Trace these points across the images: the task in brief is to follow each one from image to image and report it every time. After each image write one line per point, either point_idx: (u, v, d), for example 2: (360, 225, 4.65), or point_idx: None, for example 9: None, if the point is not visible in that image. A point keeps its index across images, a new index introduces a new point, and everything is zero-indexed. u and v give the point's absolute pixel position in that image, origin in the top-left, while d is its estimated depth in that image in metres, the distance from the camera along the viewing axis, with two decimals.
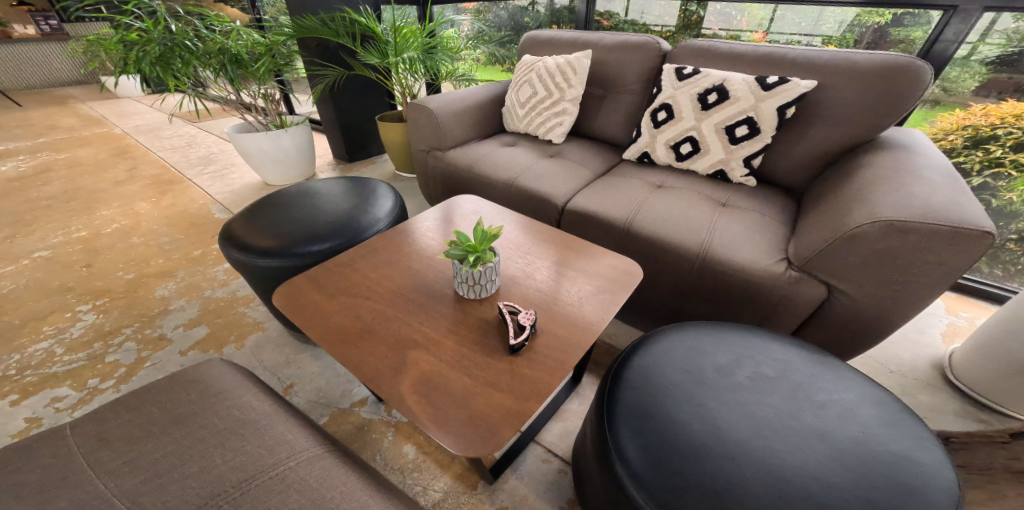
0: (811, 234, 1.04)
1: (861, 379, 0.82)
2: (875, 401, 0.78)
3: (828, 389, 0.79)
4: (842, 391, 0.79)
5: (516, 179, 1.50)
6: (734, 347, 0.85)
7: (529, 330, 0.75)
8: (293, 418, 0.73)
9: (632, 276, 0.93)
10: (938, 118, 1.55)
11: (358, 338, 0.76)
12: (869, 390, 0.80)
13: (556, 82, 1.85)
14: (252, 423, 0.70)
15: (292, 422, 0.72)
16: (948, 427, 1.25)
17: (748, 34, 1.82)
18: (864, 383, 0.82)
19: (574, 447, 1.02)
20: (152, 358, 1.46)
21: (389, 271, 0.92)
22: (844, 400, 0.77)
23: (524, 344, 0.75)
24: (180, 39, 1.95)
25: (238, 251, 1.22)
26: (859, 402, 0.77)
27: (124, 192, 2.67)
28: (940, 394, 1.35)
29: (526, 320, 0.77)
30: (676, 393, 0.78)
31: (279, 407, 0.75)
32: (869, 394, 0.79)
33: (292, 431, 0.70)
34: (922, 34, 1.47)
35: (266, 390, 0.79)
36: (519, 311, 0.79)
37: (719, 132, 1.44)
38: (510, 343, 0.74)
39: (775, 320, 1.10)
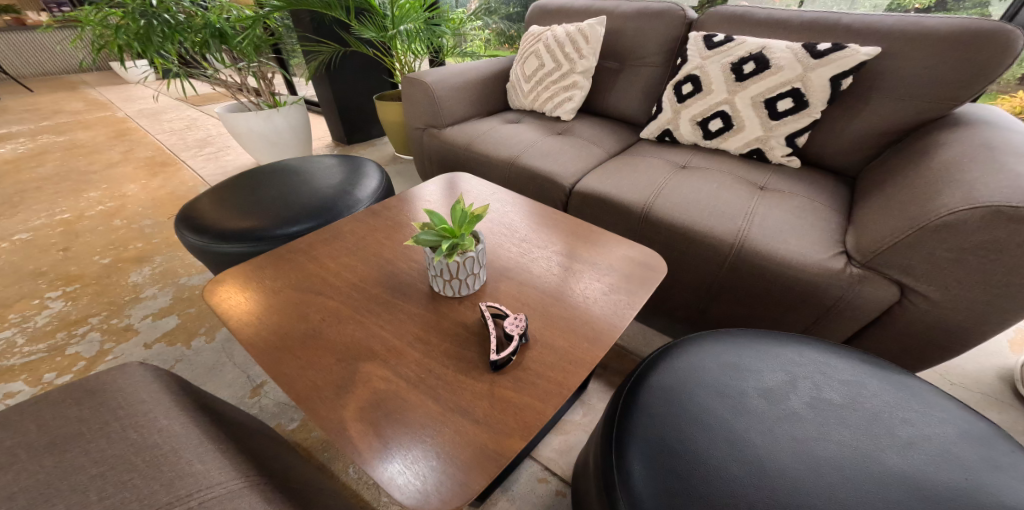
0: (881, 223, 0.84)
1: (955, 407, 0.62)
2: (981, 439, 0.58)
3: (915, 422, 0.59)
4: (935, 425, 0.59)
5: (518, 158, 1.31)
6: (785, 364, 0.66)
7: (516, 342, 0.57)
8: (213, 440, 0.57)
9: (655, 272, 0.74)
10: (998, 101, 1.34)
11: (298, 345, 0.59)
12: (970, 422, 0.60)
13: (567, 53, 1.64)
14: (157, 450, 0.54)
15: (208, 446, 0.56)
16: None
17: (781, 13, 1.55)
18: (962, 412, 0.62)
19: (574, 468, 0.85)
20: (115, 351, 1.33)
21: (350, 258, 0.74)
22: (937, 436, 0.58)
23: (511, 358, 0.57)
24: (159, 14, 1.79)
25: (194, 234, 1.04)
26: (960, 440, 0.58)
27: (114, 174, 2.55)
28: (1011, 411, 1.14)
29: (513, 328, 0.59)
30: (709, 423, 0.59)
31: (198, 428, 0.59)
32: (971, 429, 0.59)
33: (208, 458, 0.54)
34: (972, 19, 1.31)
35: (187, 403, 0.63)
36: (505, 316, 0.61)
37: (757, 106, 1.23)
38: (491, 357, 0.57)
39: (826, 325, 0.91)
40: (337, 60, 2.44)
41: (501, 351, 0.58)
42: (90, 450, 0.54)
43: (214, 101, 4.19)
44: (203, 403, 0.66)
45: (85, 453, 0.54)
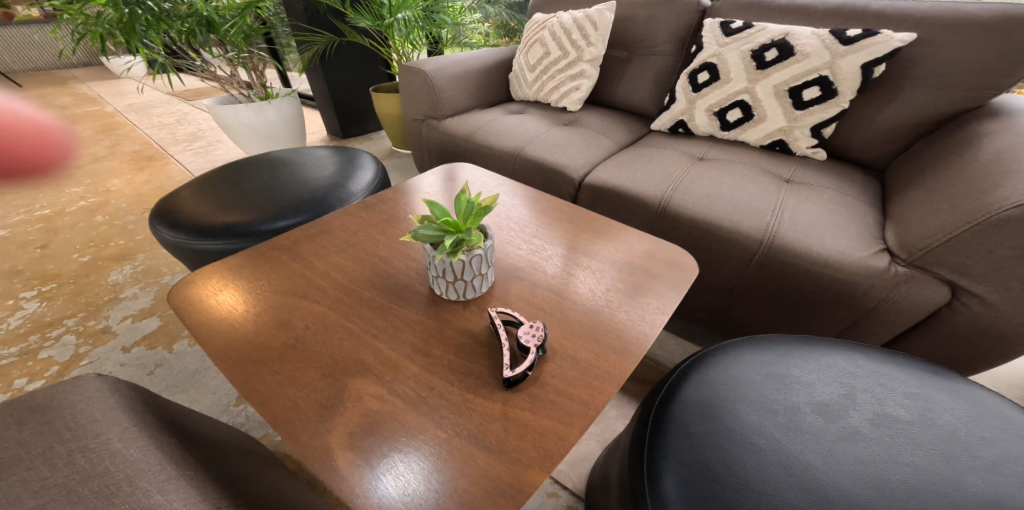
0: (929, 217, 0.77)
1: None
2: None
3: (994, 441, 0.52)
4: (1016, 444, 0.52)
5: (523, 150, 1.23)
6: (839, 375, 0.58)
7: (533, 355, 0.50)
8: (178, 466, 0.49)
9: (685, 271, 0.65)
10: None
11: (278, 358, 0.51)
12: None
13: (574, 42, 1.56)
14: (110, 479, 0.46)
15: (172, 473, 0.48)
16: None
17: None
18: None
19: (588, 481, 0.77)
20: (90, 355, 1.23)
21: (340, 256, 0.66)
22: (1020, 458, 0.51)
23: (527, 374, 0.49)
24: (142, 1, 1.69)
25: (171, 230, 0.95)
26: None
27: (98, 168, 2.45)
28: None
29: (528, 338, 0.51)
30: (760, 445, 0.52)
31: (162, 450, 0.51)
32: None
33: (171, 487, 0.46)
34: None
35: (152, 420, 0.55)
36: (520, 324, 0.53)
37: (780, 95, 1.15)
38: (505, 374, 0.49)
39: (863, 328, 0.83)
40: (332, 50, 2.35)
41: (515, 365, 0.50)
42: (31, 479, 0.46)
43: (206, 95, 4.08)
44: (171, 420, 0.57)
45: (24, 482, 0.45)
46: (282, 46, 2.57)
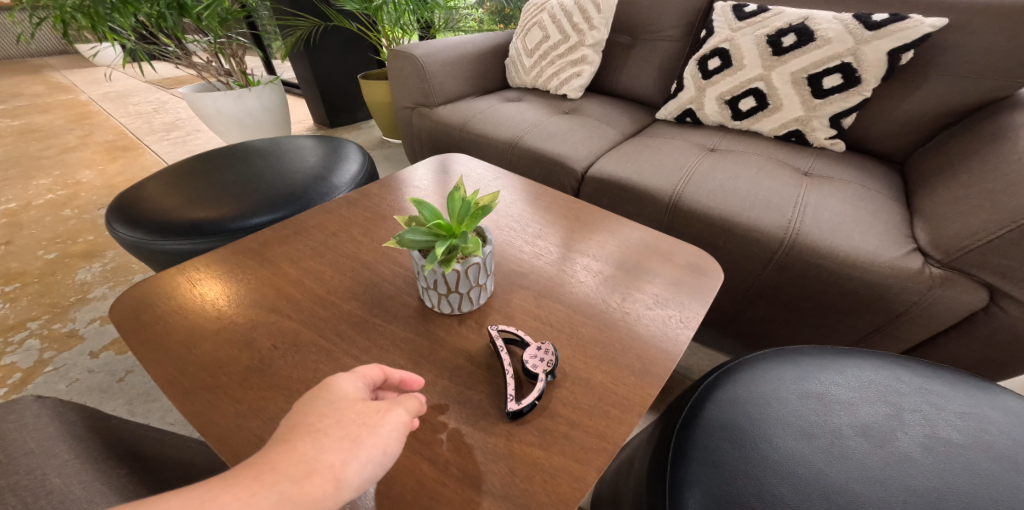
0: (967, 213, 0.70)
1: None
2: None
3: None
4: None
5: (521, 140, 1.15)
6: (883, 392, 0.52)
7: (542, 383, 0.44)
8: (116, 486, 0.41)
9: (708, 277, 0.59)
10: None
11: (239, 385, 0.43)
12: None
13: (575, 25, 1.48)
14: (30, 474, 0.38)
15: (106, 489, 0.39)
16: None
17: None
18: None
19: (588, 500, 0.71)
20: (55, 360, 1.15)
21: (318, 261, 0.58)
22: None
23: (535, 404, 0.43)
24: None
25: (130, 229, 0.86)
26: None
27: (70, 159, 2.33)
28: None
29: (535, 363, 0.45)
30: (797, 473, 0.45)
31: (95, 463, 0.42)
32: None
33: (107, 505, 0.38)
34: None
35: (94, 432, 0.47)
36: (527, 346, 0.47)
37: (798, 83, 1.10)
38: (511, 405, 0.43)
39: (889, 332, 0.77)
40: (318, 35, 2.23)
41: (519, 394, 0.44)
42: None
43: (187, 84, 3.92)
44: (121, 434, 0.50)
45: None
46: (262, 27, 2.42)
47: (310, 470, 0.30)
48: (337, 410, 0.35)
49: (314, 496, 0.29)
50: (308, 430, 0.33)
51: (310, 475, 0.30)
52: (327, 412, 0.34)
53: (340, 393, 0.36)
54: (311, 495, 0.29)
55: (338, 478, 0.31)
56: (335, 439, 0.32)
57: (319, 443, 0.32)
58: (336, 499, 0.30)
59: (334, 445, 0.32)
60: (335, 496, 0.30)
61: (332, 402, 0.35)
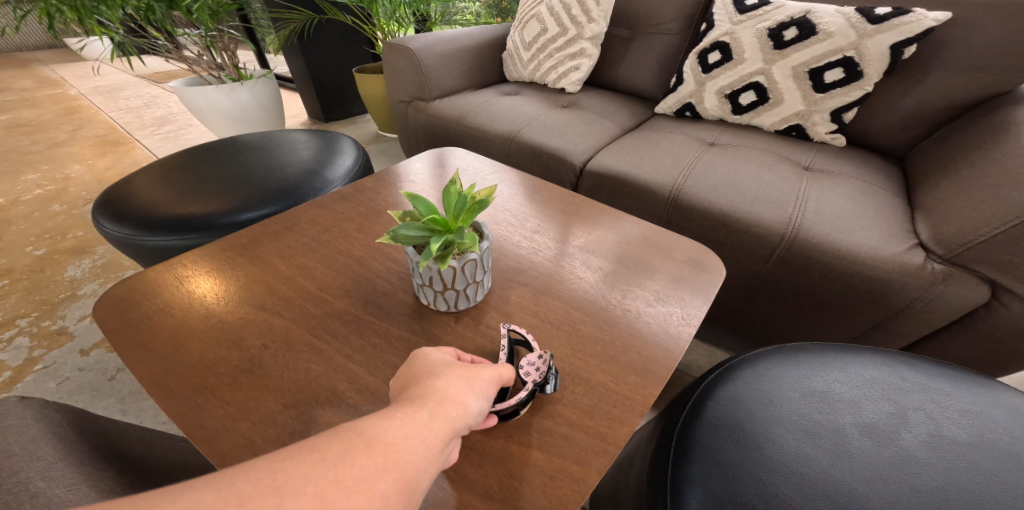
0: (971, 208, 0.70)
1: None
2: None
3: None
4: None
5: (519, 133, 1.13)
6: (886, 390, 0.51)
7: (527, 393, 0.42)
8: (102, 488, 0.39)
9: (711, 273, 0.57)
10: None
11: (227, 387, 0.42)
12: None
13: (574, 18, 1.46)
14: (13, 479, 0.36)
15: (91, 493, 0.38)
16: None
17: None
18: None
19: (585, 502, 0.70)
20: (45, 359, 1.13)
21: (309, 258, 0.56)
22: None
23: (516, 411, 0.41)
24: None
25: (117, 223, 0.84)
26: None
27: (58, 154, 2.30)
28: None
29: (528, 371, 0.43)
30: (801, 473, 0.44)
31: (80, 466, 0.41)
32: None
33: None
34: None
35: (78, 432, 0.45)
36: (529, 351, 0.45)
37: (799, 77, 1.13)
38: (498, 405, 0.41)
39: (889, 329, 0.76)
40: (312, 28, 2.21)
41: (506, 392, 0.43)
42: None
43: (178, 78, 3.87)
44: (106, 434, 0.48)
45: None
46: (253, 18, 2.37)
47: (443, 397, 0.35)
48: (443, 366, 0.39)
49: (451, 416, 0.34)
50: (428, 375, 0.37)
51: (445, 399, 0.35)
52: (435, 366, 0.39)
53: (436, 357, 0.40)
54: (450, 416, 0.34)
55: (464, 403, 0.36)
56: (453, 378, 0.37)
57: (441, 378, 0.37)
58: (467, 419, 0.35)
59: (454, 379, 0.36)
60: (465, 419, 0.35)
61: (435, 358, 0.39)
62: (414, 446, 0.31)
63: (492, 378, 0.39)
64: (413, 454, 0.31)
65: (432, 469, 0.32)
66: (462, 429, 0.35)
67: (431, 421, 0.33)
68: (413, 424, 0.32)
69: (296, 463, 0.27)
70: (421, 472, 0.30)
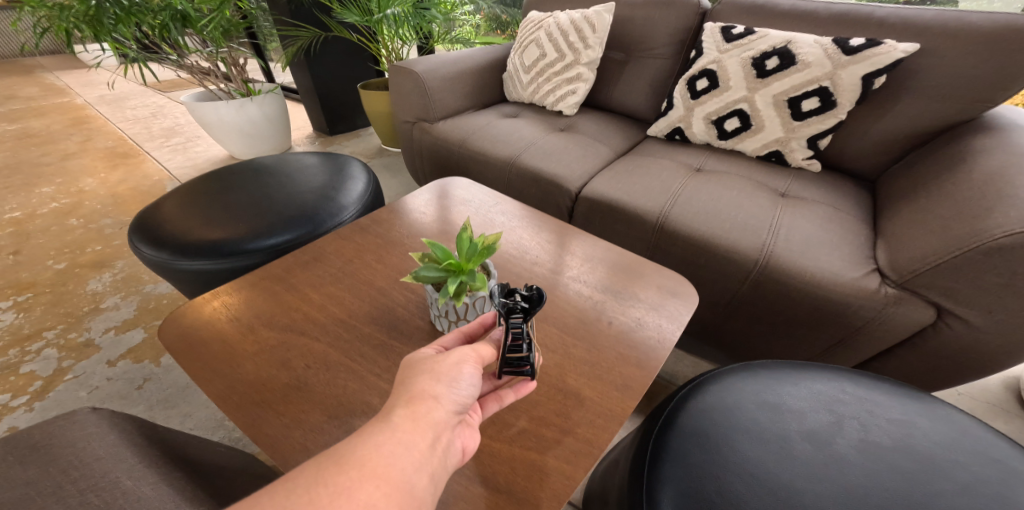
0: (920, 238, 0.79)
1: (1002, 442, 0.56)
2: None
3: (968, 465, 0.53)
4: (988, 469, 0.53)
5: (518, 159, 1.21)
6: (828, 402, 0.59)
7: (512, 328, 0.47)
8: (175, 486, 0.47)
9: (686, 300, 0.66)
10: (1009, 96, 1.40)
11: (281, 400, 0.50)
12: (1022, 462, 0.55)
13: (572, 43, 1.54)
14: (106, 478, 0.44)
15: (169, 488, 0.46)
16: None
17: None
18: (1013, 452, 0.56)
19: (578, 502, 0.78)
20: (74, 369, 1.20)
21: (336, 289, 0.64)
22: (997, 483, 0.52)
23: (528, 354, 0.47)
24: None
25: (153, 248, 0.92)
26: (1013, 482, 0.52)
27: (70, 166, 2.37)
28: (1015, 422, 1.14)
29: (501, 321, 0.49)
30: (750, 473, 0.52)
31: (153, 469, 0.49)
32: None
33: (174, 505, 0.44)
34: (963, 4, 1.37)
35: (146, 440, 0.54)
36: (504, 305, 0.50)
37: (779, 105, 1.22)
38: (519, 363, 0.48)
39: (852, 346, 0.85)
40: (318, 44, 2.30)
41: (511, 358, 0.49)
42: (8, 481, 0.43)
43: (183, 87, 3.96)
44: (166, 441, 0.57)
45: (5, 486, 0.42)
46: (261, 35, 2.47)
47: (410, 400, 0.40)
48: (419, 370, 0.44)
49: (419, 412, 0.39)
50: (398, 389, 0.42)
51: (411, 400, 0.39)
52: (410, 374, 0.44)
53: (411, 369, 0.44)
54: (416, 413, 0.39)
55: (431, 397, 0.40)
56: (418, 379, 0.41)
57: (413, 382, 0.42)
58: (435, 407, 0.40)
59: (417, 378, 0.41)
60: (436, 408, 0.40)
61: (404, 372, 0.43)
62: (386, 449, 0.36)
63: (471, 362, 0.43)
64: (386, 456, 0.36)
65: (421, 467, 0.37)
66: (438, 417, 0.39)
67: (399, 424, 0.38)
68: (382, 434, 0.37)
69: (269, 498, 0.32)
70: (403, 472, 0.35)
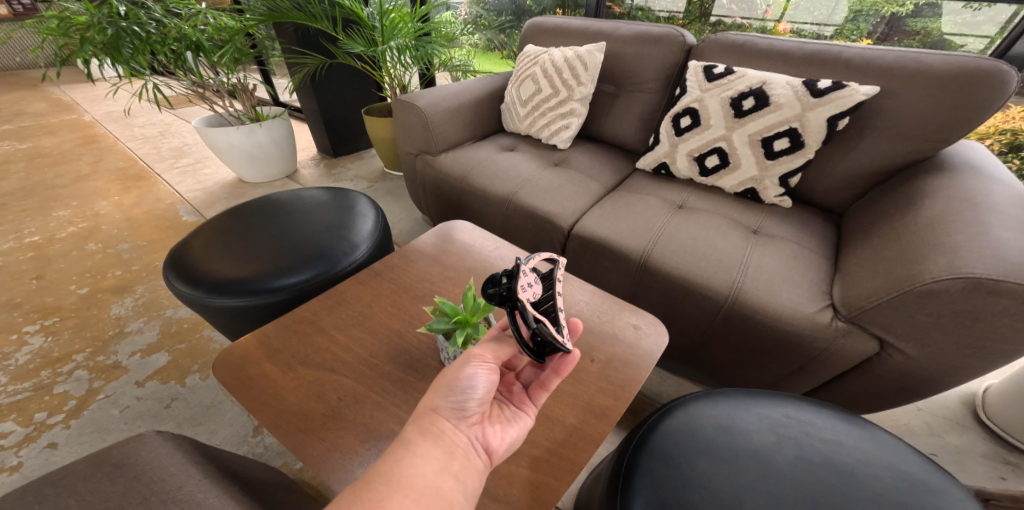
0: (867, 278, 0.90)
1: (915, 456, 0.67)
2: (935, 490, 0.63)
3: (883, 478, 0.64)
4: (899, 481, 0.64)
5: (516, 196, 1.33)
6: (774, 425, 0.70)
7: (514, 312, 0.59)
8: (236, 498, 0.59)
9: (658, 338, 0.77)
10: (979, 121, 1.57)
11: (321, 426, 0.61)
12: (930, 473, 0.65)
13: (565, 81, 1.66)
14: (182, 492, 0.56)
15: (232, 501, 0.57)
16: (978, 474, 1.17)
17: (771, 24, 1.76)
18: (923, 465, 0.66)
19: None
20: (105, 390, 1.30)
21: (359, 331, 0.75)
22: (903, 493, 0.63)
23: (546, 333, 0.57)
24: (130, 25, 1.76)
25: (188, 285, 1.02)
26: (917, 491, 0.63)
27: (84, 188, 2.48)
28: (969, 434, 1.26)
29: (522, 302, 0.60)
30: (704, 487, 0.63)
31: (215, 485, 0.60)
32: (928, 479, 0.64)
33: None
34: (937, 24, 1.45)
35: (205, 459, 0.65)
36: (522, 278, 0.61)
37: (754, 144, 1.33)
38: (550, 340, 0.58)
39: (810, 370, 0.96)
40: (323, 71, 2.41)
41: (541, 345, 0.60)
42: (108, 495, 0.54)
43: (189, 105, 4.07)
44: (220, 460, 0.68)
45: (107, 499, 0.54)
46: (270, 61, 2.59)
47: (421, 417, 0.52)
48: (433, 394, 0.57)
49: (427, 423, 0.51)
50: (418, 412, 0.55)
51: (420, 417, 0.52)
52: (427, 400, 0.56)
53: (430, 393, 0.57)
54: (425, 425, 0.51)
55: (434, 410, 0.52)
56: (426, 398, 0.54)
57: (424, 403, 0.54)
58: (437, 416, 0.52)
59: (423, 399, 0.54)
60: (441, 417, 0.52)
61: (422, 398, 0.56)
62: (406, 457, 0.48)
63: (472, 376, 0.54)
64: (407, 462, 0.48)
65: (437, 465, 0.48)
66: (442, 422, 0.52)
67: (413, 437, 0.50)
68: (401, 448, 0.49)
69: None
70: (422, 471, 0.47)
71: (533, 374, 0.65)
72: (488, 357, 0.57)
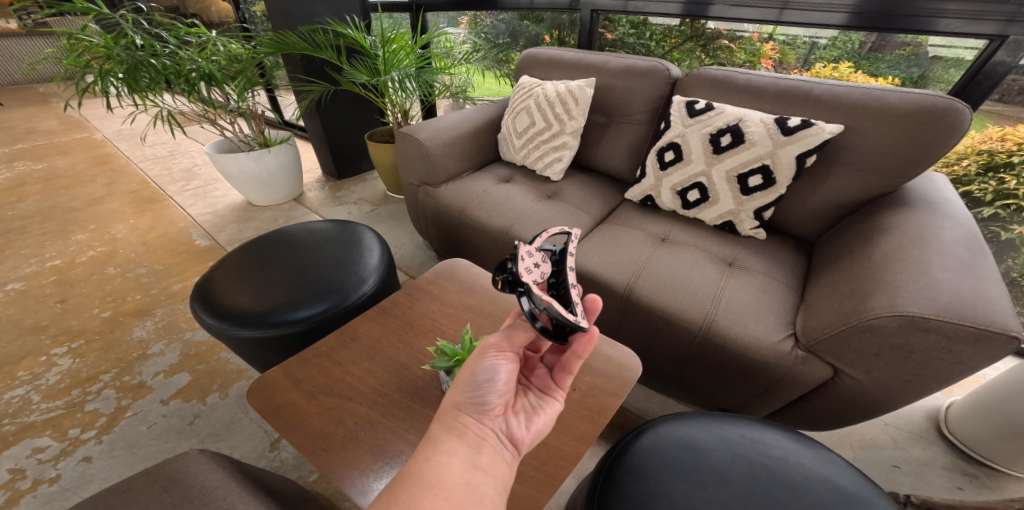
0: (823, 312, 1.02)
1: (851, 472, 0.78)
2: (863, 500, 0.74)
3: (819, 491, 0.75)
4: (833, 494, 0.75)
5: (511, 229, 1.45)
6: (731, 445, 0.80)
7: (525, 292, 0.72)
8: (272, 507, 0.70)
9: (632, 370, 0.88)
10: None
11: (341, 447, 0.72)
12: (861, 486, 0.76)
13: (558, 115, 1.78)
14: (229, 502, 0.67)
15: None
16: (938, 484, 1.27)
17: (758, 46, 1.81)
18: (856, 479, 0.77)
19: None
20: (133, 408, 1.41)
21: (372, 363, 0.86)
22: (835, 502, 0.73)
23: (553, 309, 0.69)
24: (145, 57, 1.88)
25: (215, 317, 1.14)
26: (847, 501, 0.74)
27: (101, 211, 2.60)
28: (930, 447, 1.36)
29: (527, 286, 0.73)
30: (668, 498, 0.74)
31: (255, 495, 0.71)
32: (858, 491, 0.75)
33: None
34: (926, 38, 1.46)
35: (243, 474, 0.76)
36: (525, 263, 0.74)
37: (731, 180, 1.45)
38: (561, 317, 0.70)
39: (774, 393, 1.08)
40: (328, 96, 2.53)
41: (559, 327, 0.71)
42: (168, 505, 0.65)
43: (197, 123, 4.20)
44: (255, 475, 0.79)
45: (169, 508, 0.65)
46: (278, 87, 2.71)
47: (445, 415, 0.64)
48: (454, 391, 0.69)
49: (451, 419, 0.63)
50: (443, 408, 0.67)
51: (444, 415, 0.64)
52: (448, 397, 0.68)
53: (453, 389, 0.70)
54: (449, 421, 0.63)
55: (455, 407, 0.65)
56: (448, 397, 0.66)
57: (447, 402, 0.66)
58: (459, 412, 0.64)
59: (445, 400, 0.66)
60: (462, 412, 0.64)
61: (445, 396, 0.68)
62: (438, 450, 0.60)
63: (487, 372, 0.67)
64: (440, 453, 0.59)
65: (464, 453, 0.60)
66: (465, 416, 0.64)
67: (441, 432, 0.62)
68: (431, 442, 0.61)
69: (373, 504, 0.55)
70: (453, 459, 0.59)
71: (554, 358, 0.79)
72: (504, 346, 0.69)
